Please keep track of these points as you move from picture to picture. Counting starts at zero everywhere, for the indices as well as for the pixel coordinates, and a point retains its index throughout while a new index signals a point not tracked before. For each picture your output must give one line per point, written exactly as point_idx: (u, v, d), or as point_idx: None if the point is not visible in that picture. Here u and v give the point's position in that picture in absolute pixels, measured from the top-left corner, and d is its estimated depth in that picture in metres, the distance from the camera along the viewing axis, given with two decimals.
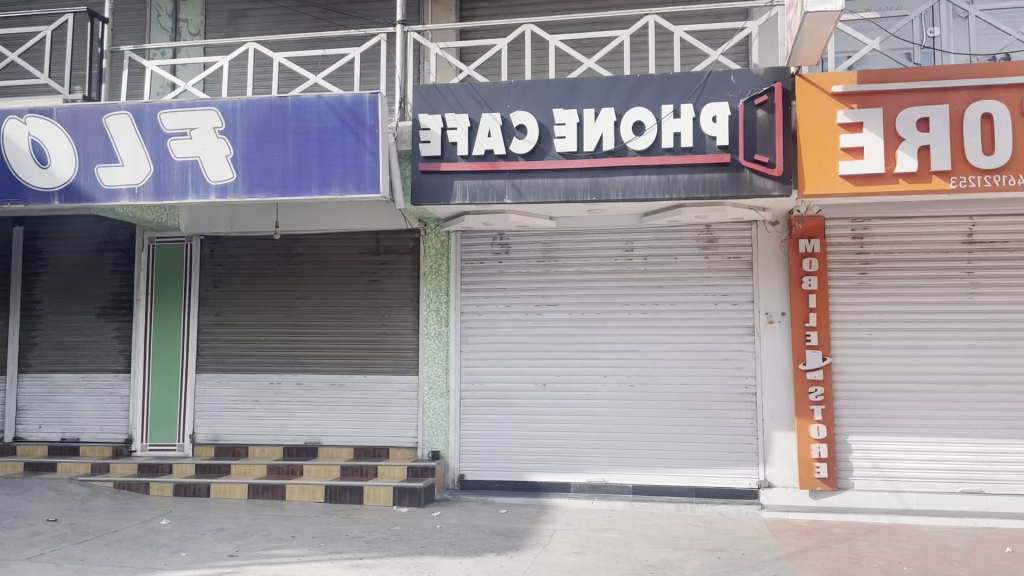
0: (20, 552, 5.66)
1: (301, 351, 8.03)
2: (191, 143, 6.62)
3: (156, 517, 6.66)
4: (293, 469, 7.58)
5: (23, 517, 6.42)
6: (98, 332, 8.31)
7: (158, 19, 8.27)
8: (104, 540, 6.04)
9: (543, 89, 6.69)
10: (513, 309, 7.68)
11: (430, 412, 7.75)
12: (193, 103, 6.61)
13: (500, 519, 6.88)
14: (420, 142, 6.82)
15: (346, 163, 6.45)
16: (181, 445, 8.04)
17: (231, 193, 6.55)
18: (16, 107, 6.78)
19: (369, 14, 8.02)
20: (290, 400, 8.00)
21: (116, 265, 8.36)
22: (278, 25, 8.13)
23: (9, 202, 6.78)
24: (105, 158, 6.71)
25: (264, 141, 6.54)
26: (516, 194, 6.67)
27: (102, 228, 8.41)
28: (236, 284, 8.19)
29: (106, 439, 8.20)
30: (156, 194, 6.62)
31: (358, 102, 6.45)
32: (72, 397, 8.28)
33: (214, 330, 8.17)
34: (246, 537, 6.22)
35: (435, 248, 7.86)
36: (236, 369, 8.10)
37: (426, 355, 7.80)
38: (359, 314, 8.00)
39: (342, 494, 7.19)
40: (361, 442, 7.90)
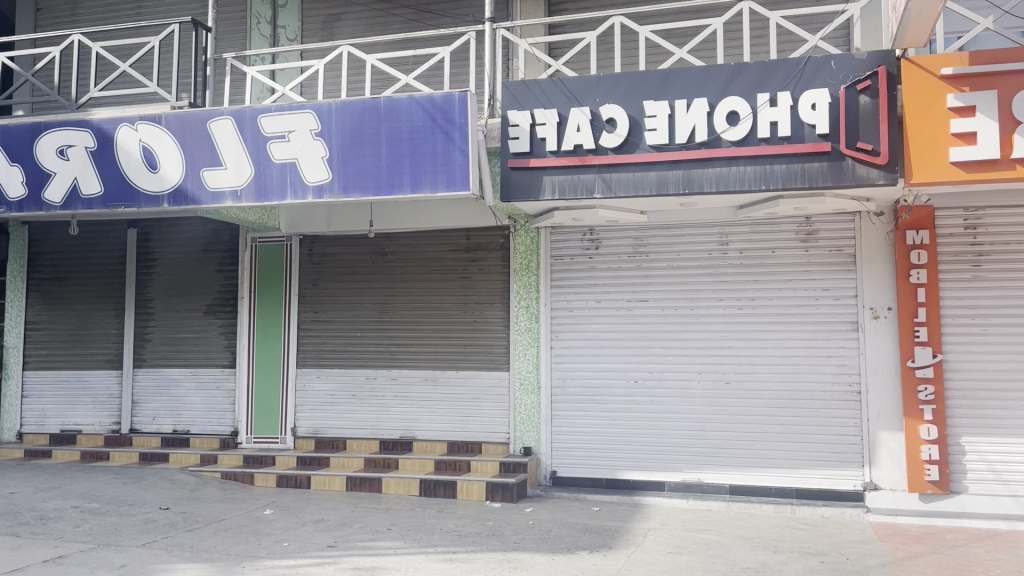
0: (136, 539, 5.96)
1: (395, 348, 8.17)
2: (289, 145, 6.82)
3: (261, 507, 6.91)
4: (390, 462, 7.74)
5: (137, 505, 6.76)
6: (205, 328, 8.69)
7: (258, 26, 8.58)
8: (212, 528, 6.29)
9: (633, 81, 6.58)
10: (604, 305, 7.60)
11: (522, 409, 7.77)
12: (291, 106, 6.81)
13: (593, 516, 6.82)
14: (510, 139, 6.83)
15: (436, 161, 6.51)
16: (284, 438, 8.34)
17: (327, 193, 6.73)
18: (128, 115, 7.12)
19: (459, 13, 8.08)
20: (385, 395, 8.16)
21: (223, 264, 8.70)
22: (371, 28, 8.28)
23: (123, 206, 7.15)
24: (210, 162, 6.99)
25: (358, 141, 6.68)
26: (606, 188, 6.60)
27: (208, 229, 8.77)
28: (332, 281, 8.41)
29: (214, 431, 8.56)
30: (257, 195, 6.86)
31: (449, 101, 6.50)
32: (183, 391, 8.68)
33: (312, 327, 8.41)
34: (345, 528, 6.38)
35: (525, 244, 7.87)
36: (334, 365, 8.32)
37: (517, 351, 7.82)
38: (450, 310, 8.08)
39: (436, 488, 7.28)
40: (455, 437, 7.98)
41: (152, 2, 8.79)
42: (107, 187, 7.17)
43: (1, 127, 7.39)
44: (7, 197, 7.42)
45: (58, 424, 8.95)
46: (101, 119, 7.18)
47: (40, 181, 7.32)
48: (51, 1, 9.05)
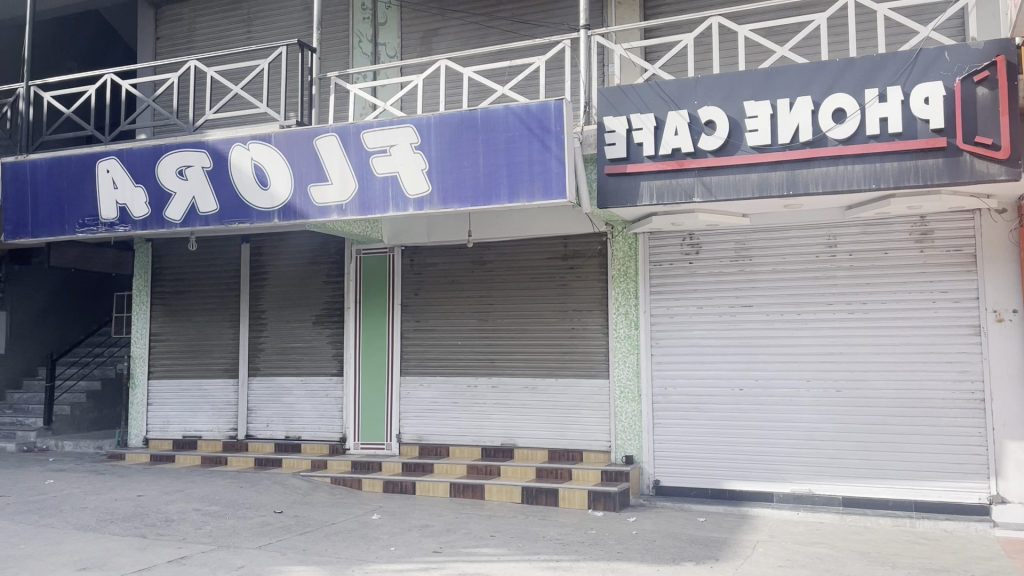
0: (252, 541, 6.22)
1: (495, 356, 8.25)
2: (390, 159, 7.00)
3: (368, 512, 7.09)
4: (491, 469, 7.80)
5: (254, 508, 7.05)
6: (314, 338, 9.00)
7: (360, 45, 8.84)
8: (323, 532, 6.50)
9: (733, 81, 6.44)
10: (706, 310, 7.45)
11: (622, 417, 7.70)
12: (391, 121, 6.99)
13: (698, 527, 6.68)
14: (606, 145, 6.81)
15: (533, 170, 6.55)
16: (389, 444, 8.54)
17: (427, 205, 6.87)
18: (241, 135, 7.46)
19: (554, 22, 8.12)
20: (486, 402, 8.25)
21: (329, 275, 9.00)
22: (468, 41, 8.42)
23: (237, 222, 7.51)
24: (316, 178, 7.25)
25: (457, 153, 6.79)
26: (705, 192, 6.49)
27: (315, 242, 9.09)
28: (433, 291, 8.57)
29: (323, 437, 8.84)
30: (361, 209, 7.08)
31: (545, 110, 6.52)
32: (294, 398, 9.01)
33: (414, 336, 8.59)
34: (449, 534, 6.47)
35: (622, 250, 7.80)
36: (436, 373, 8.46)
37: (616, 358, 7.76)
38: (548, 318, 8.10)
39: (538, 495, 7.29)
40: (556, 444, 7.97)
41: (261, 26, 9.20)
42: (223, 205, 7.55)
43: (126, 150, 7.86)
44: (132, 217, 7.90)
45: (180, 431, 9.44)
46: (216, 140, 7.56)
47: (162, 201, 7.77)
48: (169, 30, 9.60)
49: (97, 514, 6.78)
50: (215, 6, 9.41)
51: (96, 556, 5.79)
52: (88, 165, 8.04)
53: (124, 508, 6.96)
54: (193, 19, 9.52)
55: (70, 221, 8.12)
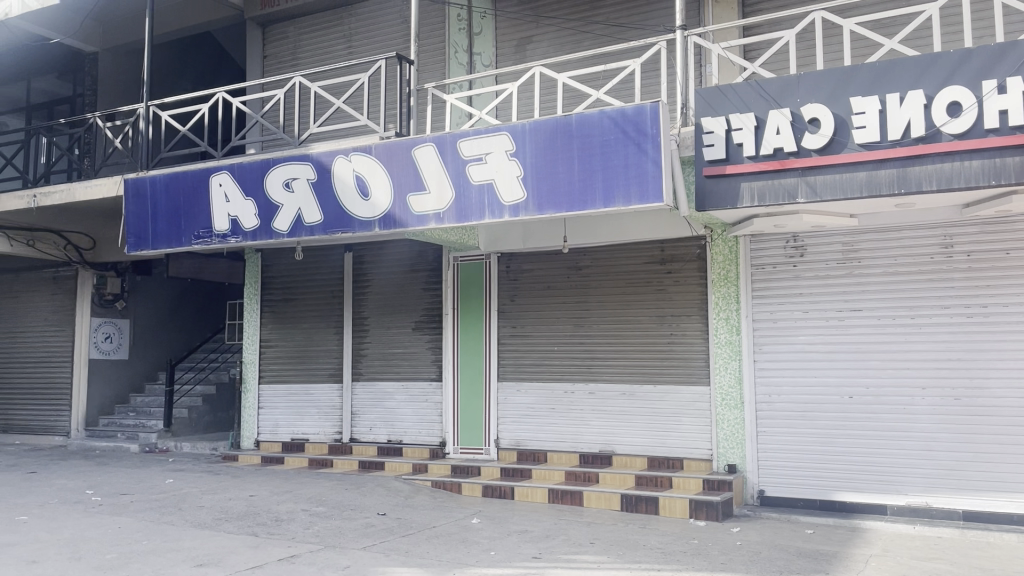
0: (357, 541, 6.39)
1: (592, 362, 8.21)
2: (486, 166, 7.06)
3: (468, 516, 7.16)
4: (590, 475, 7.73)
5: (358, 510, 7.24)
6: (414, 344, 9.18)
7: (456, 55, 8.98)
8: (424, 535, 6.61)
9: (839, 77, 6.21)
10: (812, 315, 7.20)
11: (725, 424, 7.51)
12: (487, 129, 7.06)
13: (806, 539, 6.44)
14: (705, 146, 6.68)
15: (629, 174, 6.49)
16: (488, 449, 8.61)
17: (523, 211, 6.90)
18: (343, 147, 7.69)
19: (649, 23, 8.04)
20: (584, 408, 8.21)
21: (428, 282, 9.17)
22: (563, 47, 8.44)
23: (339, 231, 7.75)
24: (413, 187, 7.40)
25: (552, 159, 6.80)
26: (810, 192, 6.27)
27: (414, 250, 9.28)
28: (530, 297, 8.59)
29: (423, 441, 9.00)
30: (457, 216, 7.17)
31: (641, 113, 6.45)
32: (395, 403, 9.21)
33: (511, 341, 8.64)
34: (548, 541, 6.46)
35: (722, 254, 7.62)
36: (534, 378, 8.48)
37: (717, 365, 7.59)
38: (645, 323, 8.00)
39: (638, 503, 7.19)
40: (655, 452, 7.85)
41: (360, 41, 9.48)
42: (327, 215, 7.80)
43: (237, 165, 8.23)
44: (243, 228, 8.26)
45: (289, 433, 9.80)
46: (319, 153, 7.83)
47: (270, 212, 8.10)
48: (275, 48, 10.02)
49: (212, 512, 7.11)
50: (318, 24, 9.76)
51: (212, 553, 6.06)
52: (203, 180, 8.46)
53: (238, 507, 7.26)
54: (297, 37, 9.89)
55: (186, 233, 8.57)
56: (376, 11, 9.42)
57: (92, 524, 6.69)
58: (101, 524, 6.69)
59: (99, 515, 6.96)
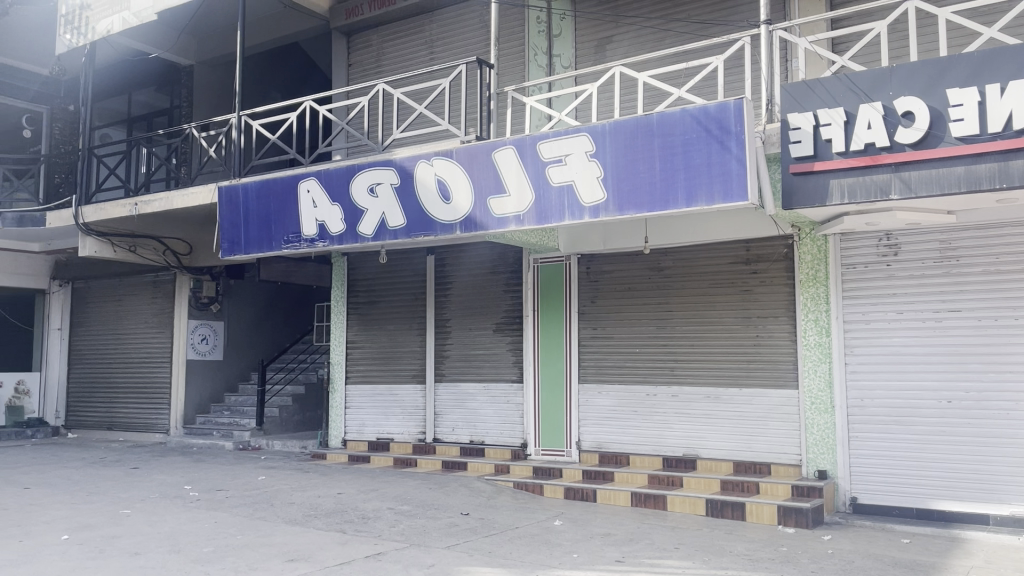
0: (441, 540, 6.46)
1: (675, 365, 8.10)
2: (566, 167, 7.06)
3: (551, 518, 7.16)
4: (674, 479, 7.63)
5: (442, 509, 7.33)
6: (495, 345, 9.24)
7: (536, 57, 9.02)
8: (508, 535, 6.64)
9: (935, 69, 5.95)
10: (907, 316, 6.91)
11: (814, 429, 7.30)
12: (567, 131, 7.05)
13: (902, 549, 6.19)
14: (792, 143, 6.51)
15: (712, 172, 6.37)
16: (569, 451, 8.59)
17: (603, 212, 6.86)
18: (425, 152, 7.81)
19: (732, 20, 7.90)
20: (667, 411, 8.10)
21: (508, 284, 9.22)
22: (644, 46, 8.36)
23: (422, 235, 7.88)
24: (494, 190, 7.45)
25: (633, 159, 6.74)
26: (903, 188, 6.03)
27: (494, 253, 9.35)
28: (611, 299, 8.54)
29: (505, 442, 9.05)
30: (538, 218, 7.18)
31: (724, 110, 6.33)
32: (477, 404, 9.30)
33: (592, 343, 8.60)
34: (632, 544, 6.40)
35: (811, 253, 7.41)
36: (615, 381, 8.42)
37: (806, 367, 7.38)
38: (730, 325, 7.85)
39: (724, 509, 7.03)
40: (742, 456, 7.68)
41: (442, 46, 9.62)
42: (409, 219, 7.95)
43: (324, 171, 8.46)
44: (330, 232, 8.49)
45: (374, 433, 10.01)
46: (402, 158, 7.97)
47: (355, 217, 8.30)
48: (359, 57, 10.26)
49: (303, 509, 7.31)
50: (400, 31, 9.95)
51: (303, 549, 6.23)
52: (291, 187, 8.74)
53: (326, 504, 7.45)
54: (380, 45, 10.11)
55: (276, 238, 8.86)
56: (457, 17, 9.53)
57: (191, 518, 6.98)
58: (198, 519, 6.97)
59: (196, 509, 7.25)
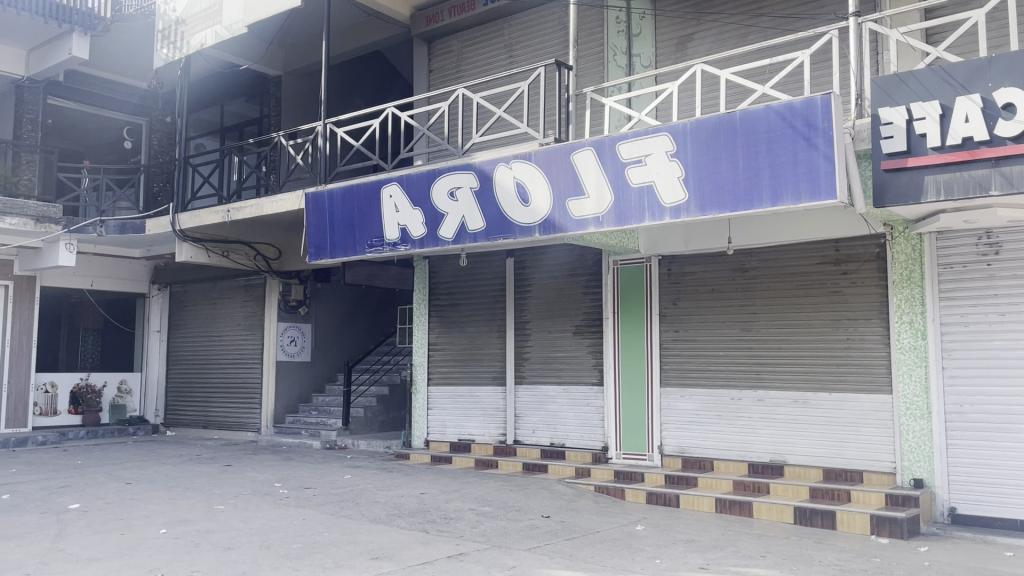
0: (522, 542, 6.47)
1: (760, 368, 7.91)
2: (646, 168, 6.98)
3: (632, 522, 7.08)
4: (760, 486, 7.44)
5: (523, 511, 7.34)
6: (575, 348, 9.21)
7: (615, 57, 8.96)
8: (589, 539, 6.60)
9: None
10: (1011, 318, 6.56)
11: (910, 436, 7.00)
12: (647, 130, 6.96)
13: (1005, 563, 5.86)
14: (882, 139, 6.26)
15: (798, 170, 6.19)
16: (651, 455, 8.48)
17: (684, 213, 6.75)
18: (504, 155, 7.85)
19: (820, 12, 7.66)
20: (752, 416, 7.91)
21: (588, 287, 9.18)
22: (726, 42, 8.22)
23: (501, 237, 7.93)
24: (572, 192, 7.43)
25: (715, 158, 6.61)
26: (1005, 183, 5.73)
27: (574, 255, 9.32)
28: (693, 300, 8.40)
29: (586, 445, 9.00)
30: (617, 220, 7.13)
31: (811, 106, 6.14)
32: (557, 406, 9.28)
33: (674, 346, 8.47)
34: (717, 551, 6.27)
35: (904, 253, 7.11)
36: (698, 385, 8.28)
37: (900, 372, 7.09)
38: (818, 328, 7.62)
39: (813, 517, 6.83)
40: (832, 463, 7.44)
41: (521, 50, 9.66)
42: (489, 222, 8.01)
43: (405, 175, 8.61)
44: (411, 236, 8.63)
45: (456, 434, 10.11)
46: (481, 162, 8.04)
47: (436, 221, 8.42)
48: (440, 62, 10.41)
49: (387, 508, 7.45)
50: (479, 36, 10.05)
51: (386, 547, 6.34)
52: (373, 192, 8.92)
53: (410, 504, 7.56)
54: (459, 50, 10.23)
55: (360, 242, 9.07)
56: (535, 19, 9.56)
57: (280, 515, 7.19)
58: (287, 515, 7.17)
59: (286, 506, 7.48)
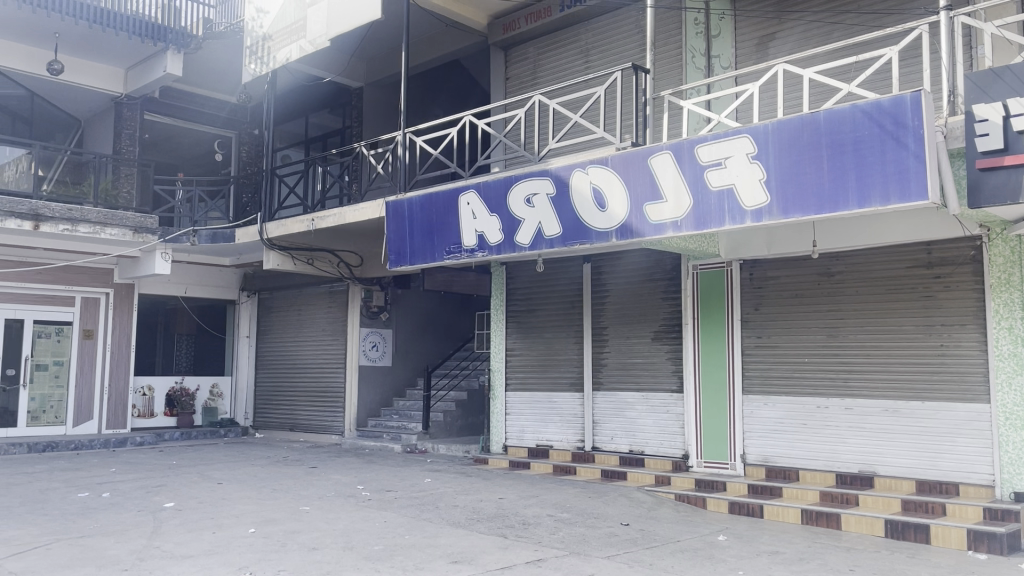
0: (601, 550, 6.43)
1: (847, 375, 7.66)
2: (726, 171, 6.85)
3: (714, 532, 6.95)
4: (849, 498, 7.21)
5: (602, 519, 7.29)
6: (654, 354, 9.12)
7: (693, 59, 8.83)
8: (669, 548, 6.51)
9: None
10: None
11: (1009, 447, 6.65)
12: (726, 133, 6.84)
13: None
14: (977, 136, 6.00)
15: (886, 171, 5.98)
16: (734, 464, 8.31)
17: (766, 216, 6.61)
18: (580, 161, 7.84)
19: (909, 7, 7.40)
20: (840, 425, 7.68)
21: (666, 292, 9.08)
22: (810, 41, 8.04)
23: (578, 243, 7.92)
24: (650, 196, 7.35)
25: (798, 160, 6.44)
26: None
27: (652, 259, 9.24)
28: (776, 305, 8.21)
29: (667, 453, 8.89)
30: (696, 224, 7.02)
31: (899, 104, 5.93)
32: (636, 413, 9.20)
33: (757, 352, 8.29)
34: (803, 564, 6.08)
35: (1003, 255, 6.78)
36: (782, 393, 8.08)
37: (998, 381, 6.75)
38: (909, 334, 7.33)
39: (906, 530, 6.56)
40: (925, 475, 7.13)
41: (597, 54, 9.64)
42: (566, 228, 8.01)
43: (482, 182, 8.69)
44: (488, 242, 8.71)
45: (534, 440, 10.11)
46: (558, 168, 8.04)
47: (513, 227, 8.47)
48: (516, 70, 10.48)
49: (466, 512, 7.52)
50: (555, 42, 10.08)
51: (465, 551, 6.38)
52: (451, 199, 9.04)
53: (489, 508, 7.61)
54: (536, 56, 10.28)
55: (438, 249, 9.21)
56: (611, 24, 9.53)
57: (363, 517, 7.34)
58: (370, 517, 7.31)
59: (368, 509, 7.62)
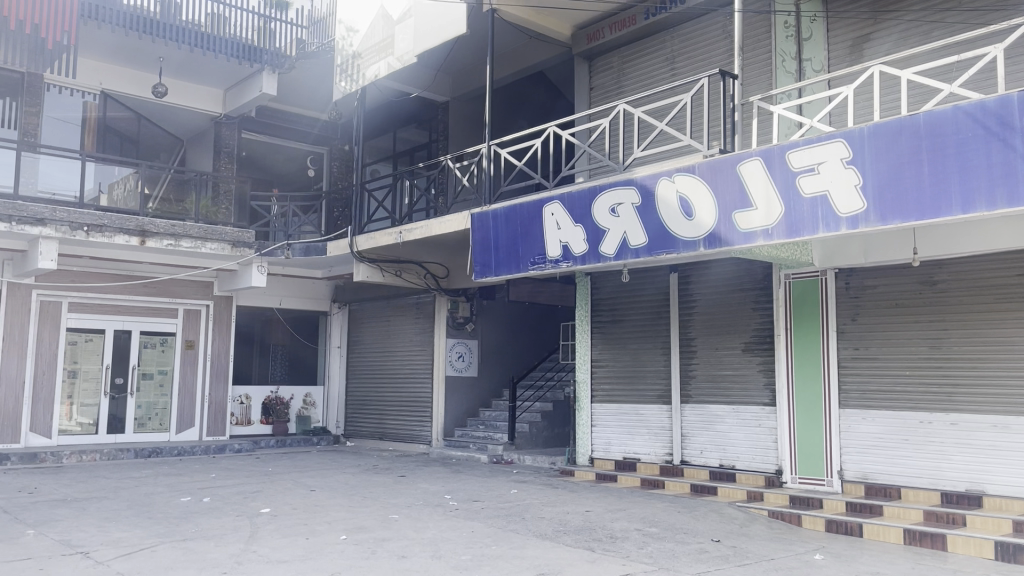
0: (692, 566, 6.28)
1: (953, 389, 7.29)
2: (819, 177, 6.63)
3: (811, 551, 6.70)
4: (955, 518, 6.83)
5: (692, 534, 7.13)
6: (745, 366, 8.91)
7: (783, 63, 8.60)
8: (762, 566, 6.30)
9: None
10: None
11: None
12: (819, 138, 6.62)
13: None
14: None
15: (993, 174, 5.67)
16: (830, 480, 8.01)
17: (862, 223, 6.36)
18: (666, 169, 7.74)
19: (1017, 3, 7.06)
20: (945, 441, 7.30)
21: (758, 302, 8.87)
22: (908, 41, 7.74)
23: (664, 252, 7.81)
24: (739, 204, 7.19)
25: (897, 164, 6.18)
26: None
27: (741, 269, 9.04)
28: (874, 316, 7.89)
29: (759, 468, 8.65)
30: (788, 232, 6.82)
31: (1007, 104, 5.63)
32: (726, 427, 8.99)
33: (854, 365, 7.98)
34: None
35: None
36: (882, 407, 7.75)
37: None
38: (1020, 346, 6.92)
39: (1018, 553, 6.16)
40: None
41: (683, 61, 9.52)
42: (652, 237, 7.91)
43: (566, 193, 8.69)
44: (573, 253, 8.69)
45: (621, 452, 10.01)
46: (643, 177, 7.96)
47: (598, 237, 8.42)
48: (601, 79, 10.46)
49: (553, 524, 7.48)
50: (639, 51, 10.01)
51: (552, 564, 6.34)
52: (535, 210, 9.06)
53: (576, 521, 7.55)
54: (620, 65, 10.22)
55: (523, 259, 9.24)
56: (697, 30, 9.40)
57: (450, 526, 7.40)
58: (457, 527, 7.36)
59: (456, 518, 7.68)
